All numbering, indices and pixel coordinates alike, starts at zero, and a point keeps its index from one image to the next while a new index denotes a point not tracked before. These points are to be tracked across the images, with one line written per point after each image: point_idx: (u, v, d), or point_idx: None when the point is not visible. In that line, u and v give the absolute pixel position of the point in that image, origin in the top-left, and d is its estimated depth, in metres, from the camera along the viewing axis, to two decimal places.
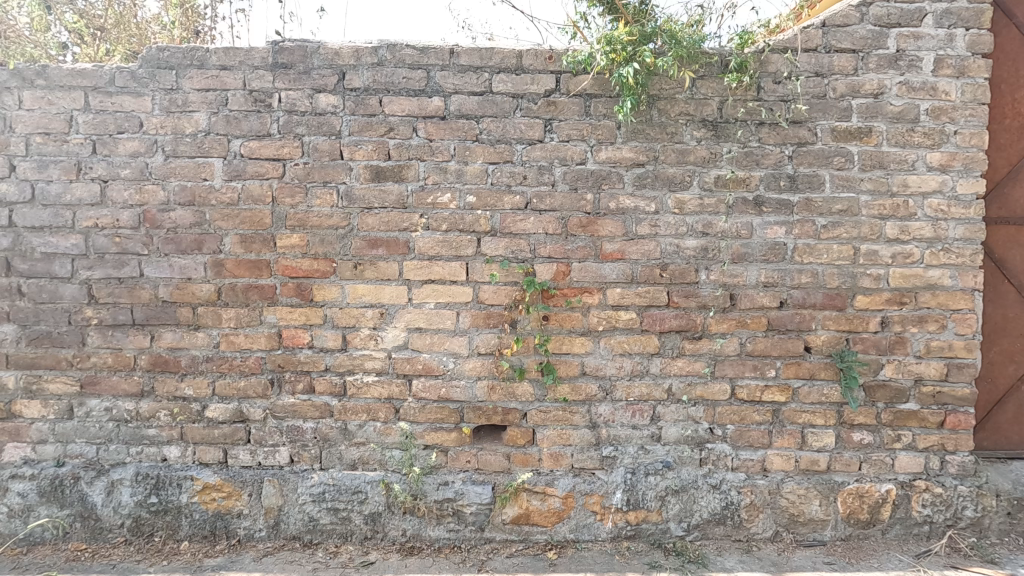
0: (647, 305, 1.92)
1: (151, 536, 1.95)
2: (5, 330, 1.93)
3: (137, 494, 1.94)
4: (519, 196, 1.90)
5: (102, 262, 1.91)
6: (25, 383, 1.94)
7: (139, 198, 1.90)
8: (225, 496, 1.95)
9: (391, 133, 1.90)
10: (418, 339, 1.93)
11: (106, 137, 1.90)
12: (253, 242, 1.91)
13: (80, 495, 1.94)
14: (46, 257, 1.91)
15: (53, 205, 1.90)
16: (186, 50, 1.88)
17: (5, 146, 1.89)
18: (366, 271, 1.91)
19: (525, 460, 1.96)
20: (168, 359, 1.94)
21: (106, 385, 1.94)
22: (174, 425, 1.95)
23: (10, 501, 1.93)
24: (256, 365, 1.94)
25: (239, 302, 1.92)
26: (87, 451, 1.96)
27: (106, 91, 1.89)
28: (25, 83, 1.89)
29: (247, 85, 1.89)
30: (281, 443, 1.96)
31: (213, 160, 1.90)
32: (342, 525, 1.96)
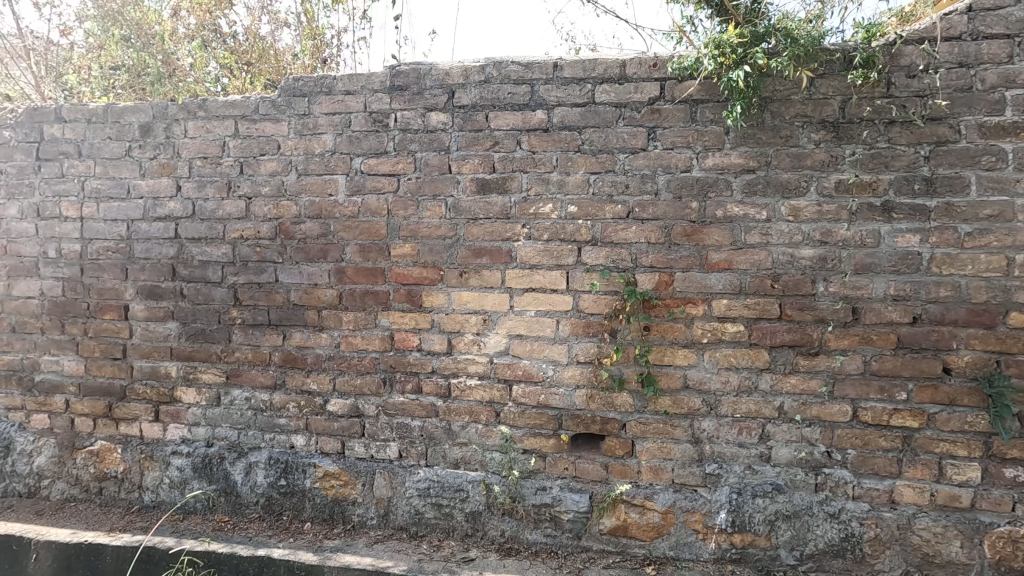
0: (756, 318, 1.83)
1: (280, 515, 2.17)
2: (170, 326, 2.25)
3: (269, 476, 2.17)
4: (621, 205, 1.89)
5: (246, 269, 2.17)
6: (184, 372, 2.25)
7: (276, 212, 2.14)
8: (343, 484, 2.13)
9: (497, 147, 1.97)
10: (519, 345, 1.98)
11: (251, 159, 2.16)
12: (371, 251, 2.07)
13: (224, 473, 2.21)
14: (203, 265, 2.21)
15: (209, 219, 2.20)
16: (317, 79, 2.10)
17: (173, 169, 2.22)
18: (470, 279, 2.00)
19: (624, 472, 1.94)
20: (297, 357, 2.15)
21: (247, 377, 2.20)
22: (300, 416, 2.16)
23: (172, 474, 2.25)
24: (371, 364, 2.10)
25: (358, 307, 2.10)
26: (230, 435, 2.23)
27: (252, 119, 2.15)
28: (189, 114, 2.20)
29: (368, 108, 2.06)
30: (391, 438, 2.10)
31: (337, 176, 2.09)
32: (445, 521, 2.06)
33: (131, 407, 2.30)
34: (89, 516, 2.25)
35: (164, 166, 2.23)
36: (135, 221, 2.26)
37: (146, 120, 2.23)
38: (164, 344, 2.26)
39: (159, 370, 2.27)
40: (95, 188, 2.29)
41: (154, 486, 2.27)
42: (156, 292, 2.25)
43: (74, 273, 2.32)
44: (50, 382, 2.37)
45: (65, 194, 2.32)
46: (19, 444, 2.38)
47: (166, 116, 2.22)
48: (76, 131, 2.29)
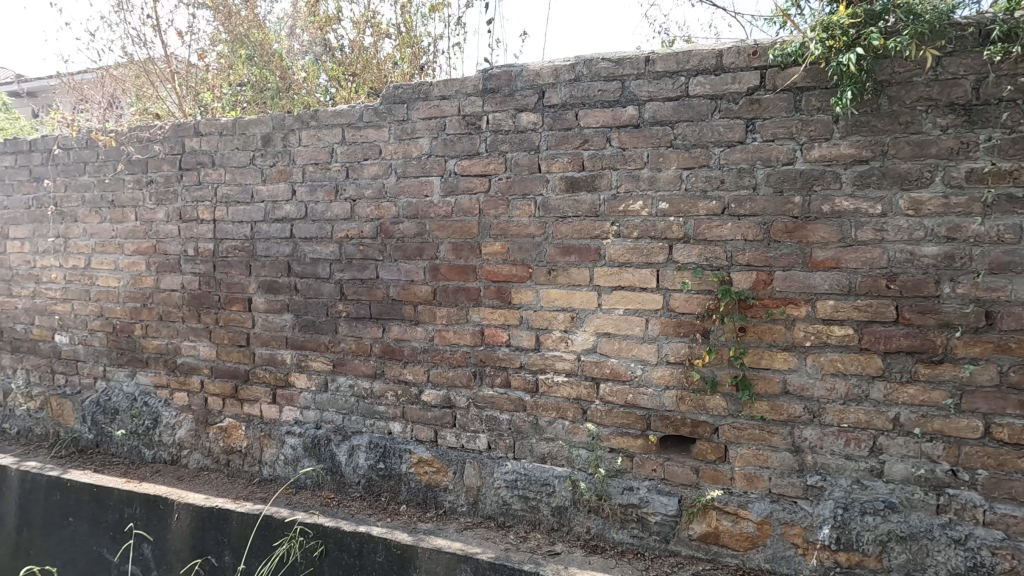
0: (868, 321, 1.69)
1: (379, 496, 2.33)
2: (286, 318, 2.48)
3: (370, 459, 2.33)
4: (716, 201, 1.82)
5: (350, 266, 2.35)
6: (297, 360, 2.47)
7: (377, 213, 2.29)
8: (435, 471, 2.24)
9: (586, 145, 1.98)
10: (606, 344, 1.97)
11: (356, 164, 2.32)
12: (463, 250, 2.15)
13: (331, 453, 2.40)
14: (314, 262, 2.41)
15: (319, 220, 2.39)
16: (415, 86, 2.21)
17: (289, 175, 2.44)
18: (559, 277, 2.02)
19: (716, 477, 1.88)
20: (395, 349, 2.29)
21: (350, 366, 2.37)
22: (398, 404, 2.30)
23: (286, 451, 2.48)
24: (463, 358, 2.18)
25: (451, 302, 2.19)
26: (336, 419, 2.42)
27: (357, 126, 2.31)
28: (303, 124, 2.41)
29: (462, 111, 2.15)
30: (481, 430, 2.17)
31: (433, 178, 2.20)
32: (531, 513, 2.10)
33: (253, 390, 2.56)
34: (219, 484, 2.54)
35: (282, 172, 2.46)
36: (257, 223, 2.51)
37: (267, 130, 2.47)
38: (280, 334, 2.50)
39: (276, 357, 2.51)
40: (225, 194, 2.58)
41: (271, 461, 2.52)
42: (274, 286, 2.49)
43: (208, 269, 2.62)
44: (189, 364, 2.70)
45: (201, 199, 2.62)
46: (165, 418, 2.74)
47: (283, 127, 2.44)
48: (211, 143, 2.59)
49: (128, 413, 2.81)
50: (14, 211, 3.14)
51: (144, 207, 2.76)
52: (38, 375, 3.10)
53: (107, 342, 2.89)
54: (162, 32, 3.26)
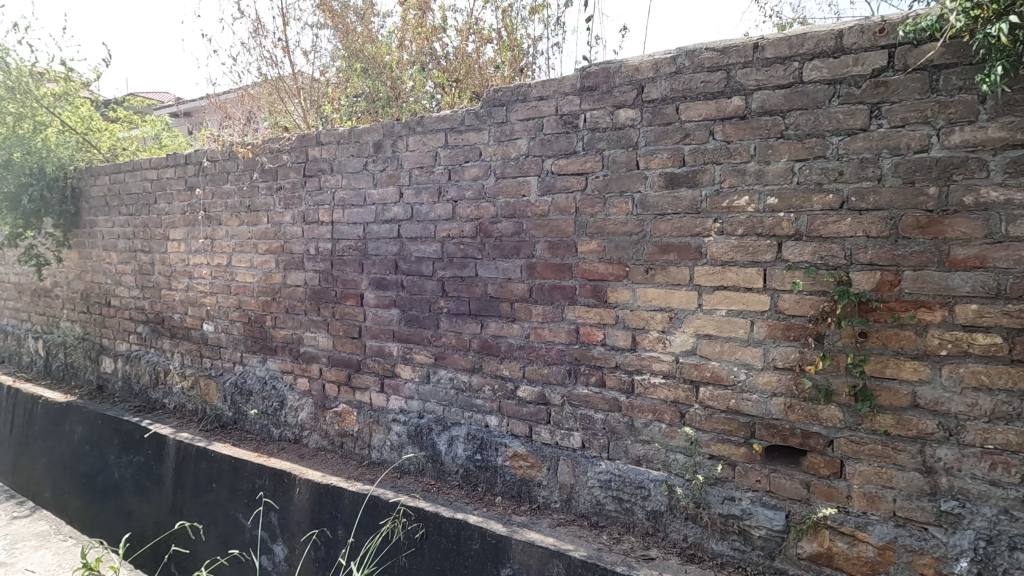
0: (1022, 329, 1.46)
1: (476, 486, 2.42)
2: (393, 312, 2.65)
3: (468, 449, 2.43)
4: (833, 194, 1.68)
5: (451, 264, 2.45)
6: (403, 352, 2.63)
7: (477, 213, 2.37)
8: (530, 466, 2.28)
9: (687, 140, 1.91)
10: (707, 346, 1.89)
11: (458, 166, 2.42)
12: (560, 248, 2.17)
13: (432, 442, 2.53)
14: (418, 260, 2.55)
15: (423, 221, 2.53)
16: (514, 89, 2.26)
17: (397, 179, 2.60)
18: (656, 276, 1.97)
19: (829, 494, 1.73)
20: (493, 344, 2.36)
21: (451, 360, 2.48)
22: (494, 399, 2.37)
23: (393, 438, 2.65)
24: (558, 356, 2.20)
25: (547, 300, 2.22)
26: (437, 409, 2.54)
27: (459, 130, 2.41)
28: (410, 130, 2.55)
29: (559, 111, 2.16)
30: (575, 428, 2.18)
31: (530, 178, 2.23)
32: (625, 515, 2.08)
33: (364, 378, 2.77)
34: (334, 464, 2.78)
35: (391, 176, 2.62)
36: (369, 224, 2.70)
37: (379, 138, 2.65)
38: (388, 327, 2.67)
39: (384, 349, 2.69)
40: (342, 198, 2.80)
41: (379, 446, 2.71)
42: (383, 283, 2.67)
43: (327, 267, 2.87)
44: (310, 353, 2.97)
45: (322, 203, 2.88)
46: (290, 400, 3.04)
47: (393, 134, 2.61)
48: (330, 151, 2.83)
49: (260, 395, 3.16)
50: (173, 216, 3.65)
51: (275, 211, 3.07)
52: (190, 358, 3.57)
53: (244, 331, 3.26)
54: (290, 53, 3.60)
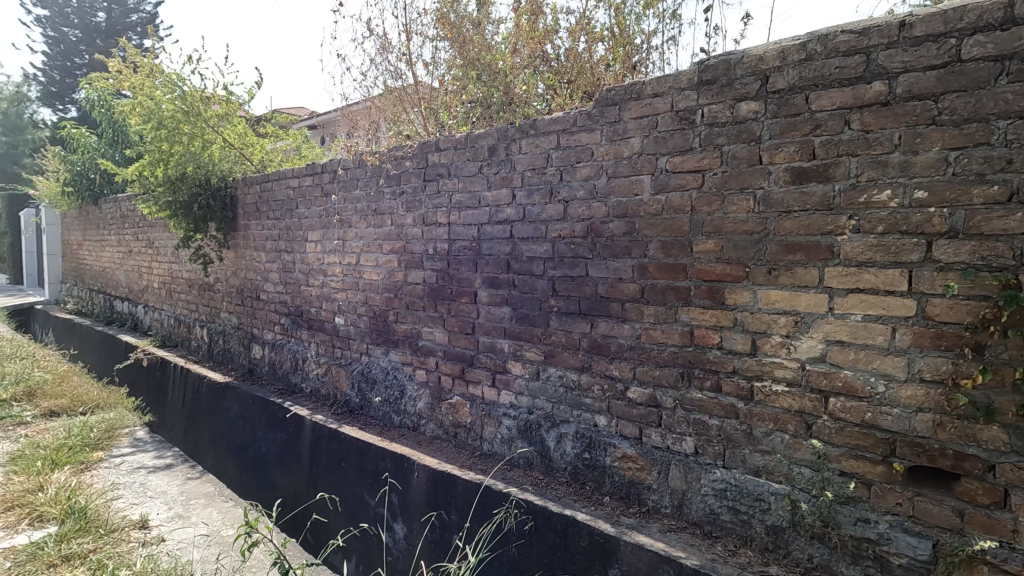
0: None
1: (584, 484, 2.43)
2: (505, 310, 2.74)
3: (577, 447, 2.45)
4: (998, 186, 1.48)
5: (562, 264, 2.48)
6: (513, 349, 2.71)
7: (588, 213, 2.38)
8: (639, 468, 2.25)
9: (818, 131, 1.78)
10: (839, 353, 1.75)
11: (570, 167, 2.45)
12: (673, 248, 2.12)
13: (541, 438, 2.59)
14: (530, 260, 2.62)
15: (535, 221, 2.59)
16: (628, 87, 2.25)
17: (511, 181, 2.69)
18: (780, 277, 1.86)
19: (989, 526, 1.52)
20: (602, 344, 2.36)
21: (560, 358, 2.52)
22: (603, 399, 2.37)
23: (504, 431, 2.75)
24: (670, 358, 2.15)
25: (659, 301, 2.17)
26: (546, 406, 2.59)
27: (571, 131, 2.44)
28: (523, 134, 2.63)
29: (675, 107, 2.11)
30: (688, 433, 2.12)
31: (643, 177, 2.20)
32: (743, 527, 1.98)
33: (477, 373, 2.89)
34: (449, 452, 2.93)
35: (504, 179, 2.72)
36: (484, 225, 2.82)
37: (493, 142, 2.76)
38: (500, 325, 2.77)
39: (496, 345, 2.79)
40: (458, 201, 2.95)
41: (490, 438, 2.82)
42: (496, 281, 2.77)
43: (444, 266, 3.03)
44: (427, 347, 3.16)
45: (440, 206, 3.05)
46: (409, 390, 3.26)
47: (507, 138, 2.70)
48: (448, 157, 2.99)
49: (383, 384, 3.43)
50: (311, 220, 4.06)
51: (398, 214, 3.31)
52: (324, 348, 3.95)
53: (370, 324, 3.54)
54: (412, 65, 3.84)
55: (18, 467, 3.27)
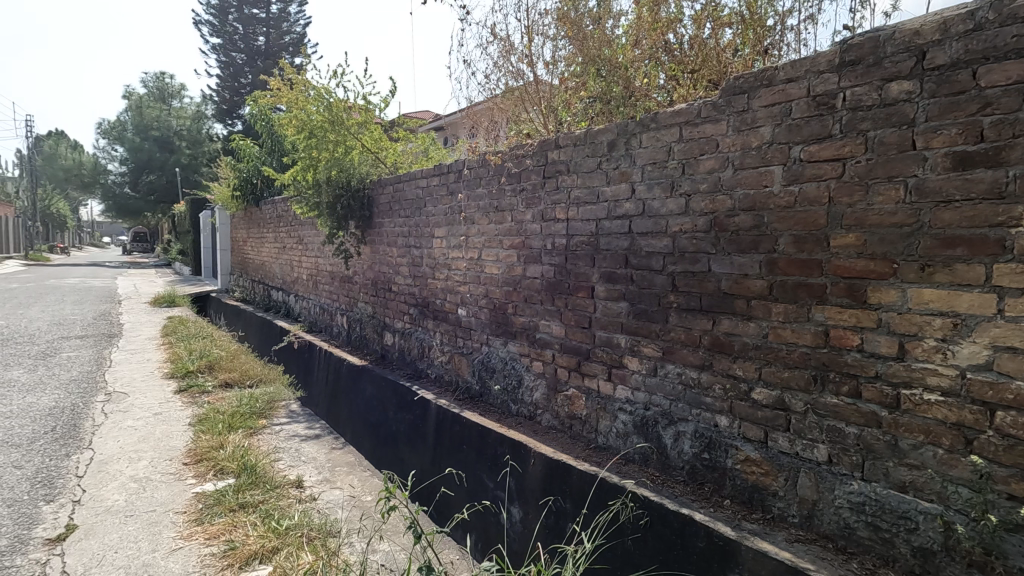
0: None
1: (703, 485, 2.37)
2: (622, 305, 2.74)
3: (695, 447, 2.39)
4: None
5: (683, 259, 2.43)
6: (630, 344, 2.70)
7: (712, 207, 2.31)
8: (764, 473, 2.15)
9: (988, 109, 1.58)
10: (1009, 361, 1.54)
11: (692, 160, 2.40)
12: (807, 242, 1.99)
13: (657, 434, 2.56)
14: (649, 255, 2.59)
15: (655, 216, 2.56)
16: (757, 74, 2.15)
17: (630, 176, 2.68)
18: (936, 274, 1.68)
19: None
20: (725, 343, 2.28)
21: (679, 355, 2.47)
22: (725, 398, 2.30)
23: (619, 426, 2.76)
24: (801, 359, 2.02)
25: (789, 299, 2.05)
26: (663, 403, 2.56)
27: (694, 123, 2.39)
28: (644, 128, 2.61)
29: (812, 92, 1.98)
30: (820, 440, 1.98)
31: (774, 167, 2.10)
32: (883, 546, 1.82)
33: (593, 367, 2.93)
34: (564, 442, 3.00)
35: (624, 174, 2.72)
36: (602, 220, 2.84)
37: (613, 137, 2.77)
38: (617, 319, 2.77)
39: (612, 339, 2.81)
40: (576, 197, 3.00)
41: (606, 432, 2.84)
42: (614, 276, 2.77)
43: (562, 261, 3.10)
44: (544, 339, 3.26)
45: (559, 202, 3.12)
46: (527, 380, 3.38)
47: (627, 132, 2.70)
48: (567, 154, 3.05)
49: (502, 373, 3.59)
50: (437, 217, 4.34)
51: (518, 211, 3.44)
52: (448, 337, 4.22)
53: (490, 316, 3.72)
54: (533, 65, 3.95)
55: (204, 427, 3.91)
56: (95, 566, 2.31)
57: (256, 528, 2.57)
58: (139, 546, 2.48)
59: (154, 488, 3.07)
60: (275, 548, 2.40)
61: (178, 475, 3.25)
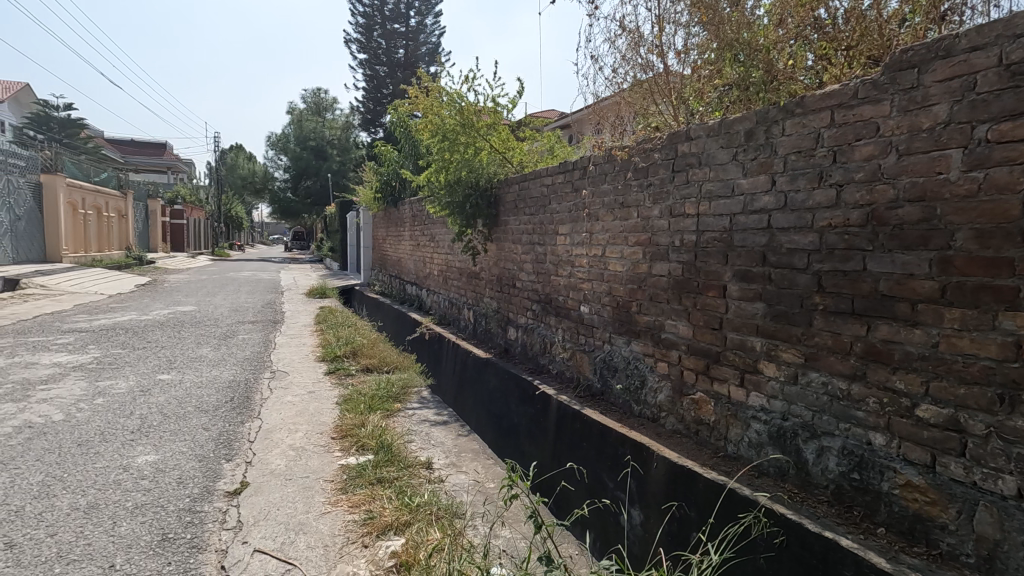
0: None
1: (851, 508, 2.13)
2: (758, 306, 2.55)
3: (842, 465, 2.16)
4: None
5: (832, 257, 2.20)
6: (767, 348, 2.51)
7: (869, 198, 2.06)
8: (930, 502, 1.88)
9: None
10: None
11: (846, 147, 2.16)
12: (993, 237, 1.70)
13: (796, 448, 2.35)
14: (791, 252, 2.38)
15: (798, 209, 2.34)
16: (931, 44, 1.88)
17: (771, 166, 2.49)
18: None
19: None
20: (882, 350, 2.02)
21: (825, 363, 2.24)
22: (881, 413, 2.04)
23: (752, 435, 2.57)
24: (982, 374, 1.74)
25: (968, 303, 1.77)
26: (805, 414, 2.34)
27: (849, 105, 2.15)
28: (787, 114, 2.41)
29: (1004, 60, 1.69)
30: (1006, 470, 1.68)
31: (950, 151, 1.82)
32: None
33: (724, 370, 2.76)
34: (690, 448, 2.87)
35: (763, 165, 2.53)
36: (737, 215, 2.66)
37: (752, 126, 2.59)
38: (752, 321, 2.59)
39: (746, 342, 2.62)
40: (708, 190, 2.85)
41: (737, 440, 2.67)
42: (749, 275, 2.59)
43: (690, 258, 2.96)
44: (670, 340, 3.14)
45: (689, 196, 2.98)
46: (650, 381, 3.29)
47: (767, 120, 2.50)
48: (699, 146, 2.91)
49: (625, 372, 3.52)
50: (561, 214, 4.37)
51: (644, 206, 3.34)
52: (569, 334, 4.24)
53: (613, 314, 3.67)
54: (663, 55, 3.81)
55: (349, 406, 4.33)
56: (263, 519, 2.67)
57: (391, 502, 2.79)
58: (296, 506, 2.81)
59: (308, 457, 3.47)
60: (408, 522, 2.60)
61: (327, 448, 3.64)
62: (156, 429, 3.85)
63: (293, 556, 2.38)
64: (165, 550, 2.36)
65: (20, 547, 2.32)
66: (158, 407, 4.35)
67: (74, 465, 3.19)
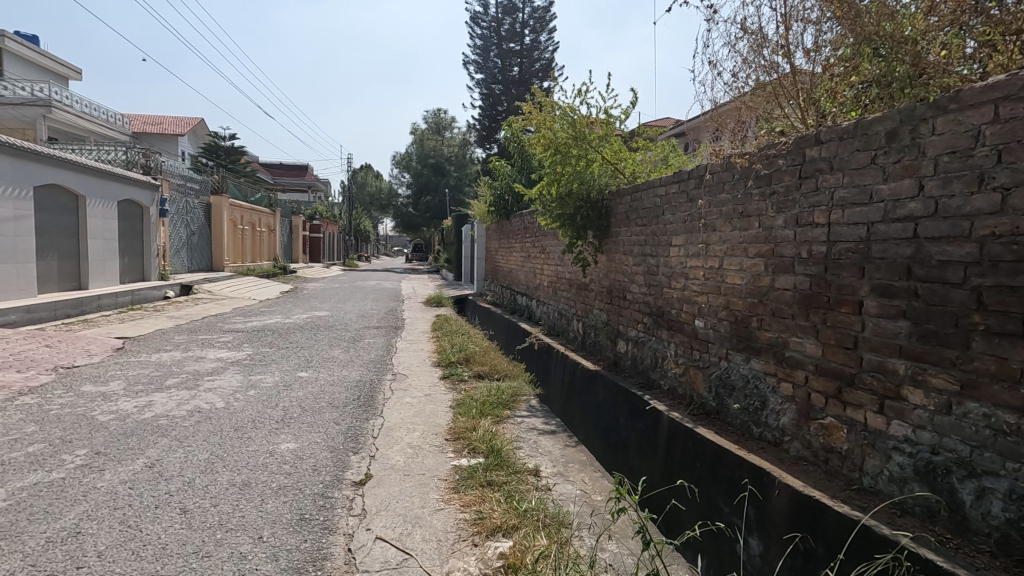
0: None
1: (1020, 562, 1.83)
2: (901, 324, 2.29)
3: (1010, 511, 1.87)
4: None
5: (995, 270, 1.93)
6: (912, 372, 2.24)
7: None
8: None
9: None
10: None
11: (1014, 144, 1.89)
12: None
13: (950, 487, 2.07)
14: (942, 264, 2.12)
15: (952, 216, 2.09)
16: None
17: (918, 169, 2.24)
18: None
19: None
20: None
21: (986, 391, 1.96)
22: None
23: (894, 469, 2.30)
24: None
25: None
26: (961, 449, 2.06)
27: (1018, 97, 1.89)
28: (938, 111, 2.17)
29: None
30: None
31: None
32: None
33: (859, 395, 2.51)
34: (817, 477, 2.64)
35: (907, 168, 2.28)
36: (875, 224, 2.42)
37: (894, 126, 2.35)
38: (893, 341, 2.33)
39: (886, 364, 2.36)
40: (842, 197, 2.62)
41: (874, 473, 2.41)
42: (890, 289, 2.34)
43: (820, 271, 2.74)
44: (795, 358, 2.91)
45: (818, 204, 2.77)
46: (772, 402, 3.07)
47: (913, 118, 2.27)
48: (830, 149, 2.70)
49: (742, 392, 3.32)
50: (676, 225, 4.25)
51: (767, 216, 3.16)
52: (682, 349, 4.09)
53: (731, 329, 3.49)
54: (790, 55, 3.58)
55: (462, 410, 4.54)
56: (384, 509, 2.89)
57: (500, 504, 2.89)
58: (413, 501, 3.00)
59: (424, 455, 3.68)
60: (516, 526, 2.67)
61: (441, 448, 3.84)
62: (296, 420, 4.31)
63: (410, 546, 2.55)
64: (303, 528, 2.64)
65: (191, 512, 2.72)
66: (298, 400, 4.87)
67: (233, 447, 3.67)
